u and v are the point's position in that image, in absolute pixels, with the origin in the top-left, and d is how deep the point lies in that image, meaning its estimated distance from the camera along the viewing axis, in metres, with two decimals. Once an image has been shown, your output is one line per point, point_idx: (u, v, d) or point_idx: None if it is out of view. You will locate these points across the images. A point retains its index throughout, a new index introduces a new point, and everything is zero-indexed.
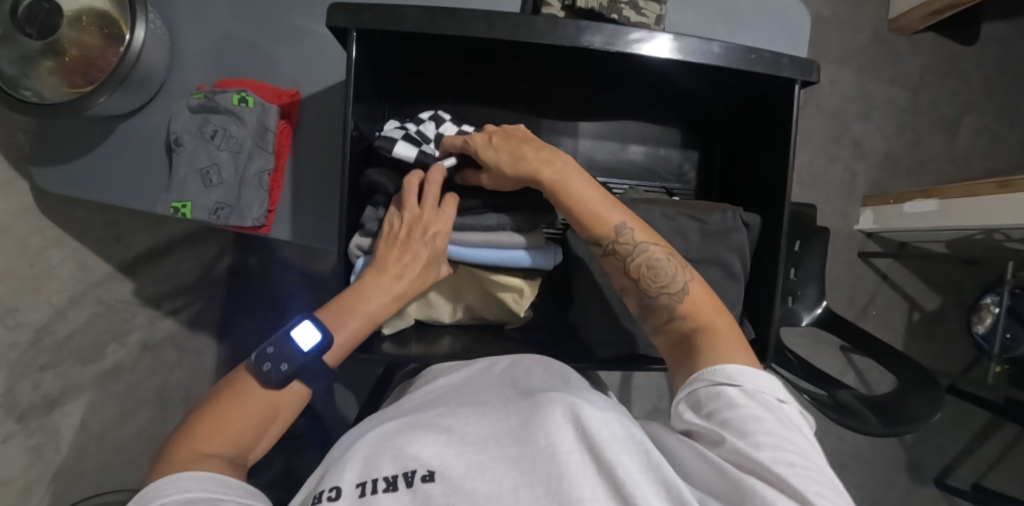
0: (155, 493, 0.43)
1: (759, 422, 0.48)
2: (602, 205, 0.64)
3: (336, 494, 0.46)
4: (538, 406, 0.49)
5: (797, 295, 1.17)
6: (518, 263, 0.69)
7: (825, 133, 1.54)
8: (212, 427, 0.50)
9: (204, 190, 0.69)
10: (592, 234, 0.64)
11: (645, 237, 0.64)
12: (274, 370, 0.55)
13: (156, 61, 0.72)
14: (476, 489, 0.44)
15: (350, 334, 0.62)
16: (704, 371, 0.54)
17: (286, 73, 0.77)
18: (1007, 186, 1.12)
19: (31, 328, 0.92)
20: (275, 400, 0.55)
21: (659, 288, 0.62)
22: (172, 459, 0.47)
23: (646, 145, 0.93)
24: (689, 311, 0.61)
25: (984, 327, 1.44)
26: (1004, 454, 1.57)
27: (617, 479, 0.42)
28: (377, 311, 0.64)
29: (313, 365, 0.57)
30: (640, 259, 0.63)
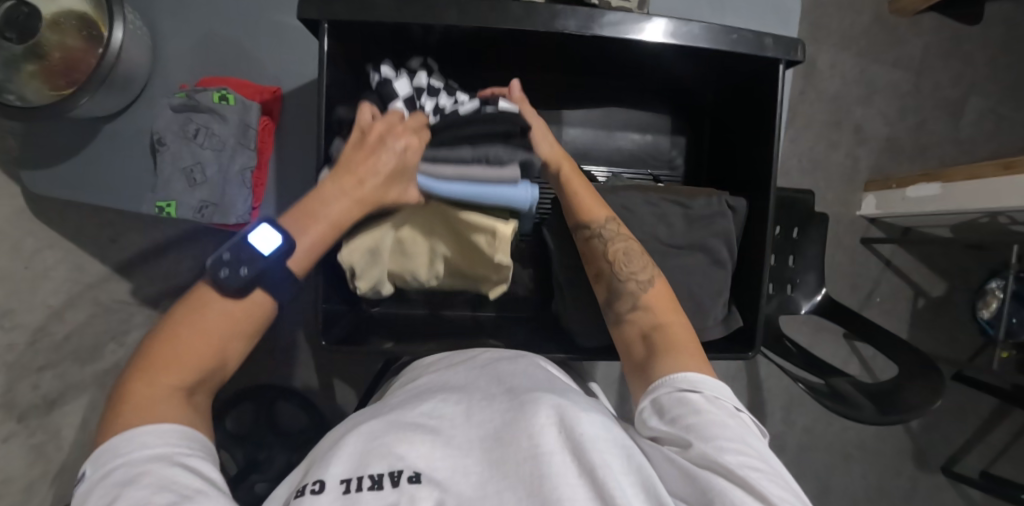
0: (112, 452, 0.43)
1: (722, 428, 0.48)
2: (596, 199, 0.68)
3: (320, 488, 0.43)
4: (523, 406, 0.49)
5: (795, 282, 1.15)
6: (492, 197, 0.66)
7: (825, 118, 1.51)
8: (172, 357, 0.49)
9: (189, 189, 0.71)
10: (583, 218, 0.67)
11: (625, 232, 0.67)
12: (233, 276, 0.52)
13: (137, 61, 0.72)
14: (462, 491, 0.43)
15: (314, 240, 0.59)
16: (667, 378, 0.53)
17: (268, 72, 0.76)
18: (1010, 167, 1.10)
19: (27, 329, 1.01)
20: (237, 321, 0.53)
21: (629, 275, 0.64)
22: (133, 399, 0.46)
23: (634, 131, 0.93)
24: (649, 304, 0.62)
25: (989, 312, 1.42)
26: (1014, 441, 1.55)
27: (597, 477, 0.42)
28: (342, 216, 0.61)
29: (277, 269, 0.55)
30: (616, 248, 0.65)
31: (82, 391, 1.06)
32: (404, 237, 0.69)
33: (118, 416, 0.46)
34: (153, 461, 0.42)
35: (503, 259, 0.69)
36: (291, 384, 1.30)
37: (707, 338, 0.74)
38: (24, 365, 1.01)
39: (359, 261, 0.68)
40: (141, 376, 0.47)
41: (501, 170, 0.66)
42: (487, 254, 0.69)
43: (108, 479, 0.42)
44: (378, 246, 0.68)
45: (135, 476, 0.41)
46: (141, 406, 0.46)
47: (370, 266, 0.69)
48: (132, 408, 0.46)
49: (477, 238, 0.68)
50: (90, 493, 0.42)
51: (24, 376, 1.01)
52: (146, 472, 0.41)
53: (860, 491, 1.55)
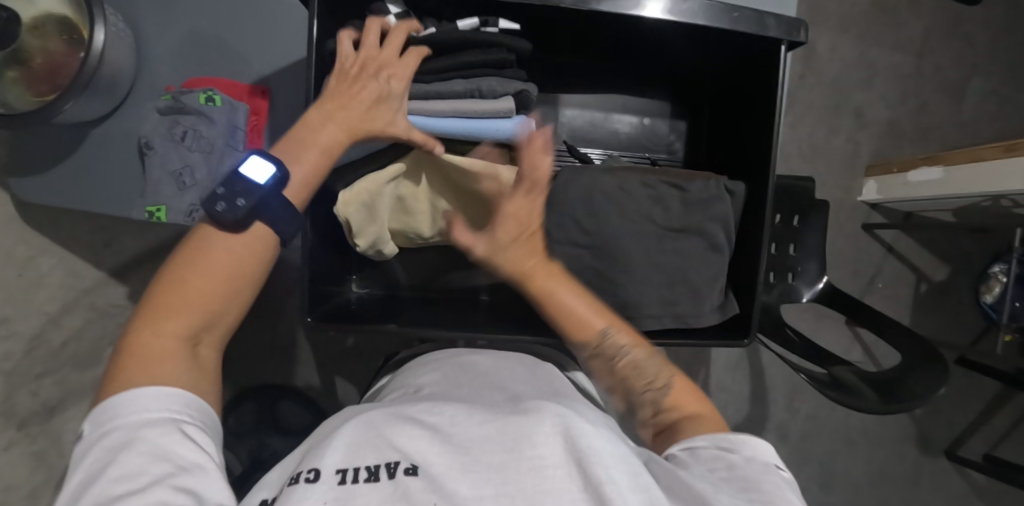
0: (109, 413, 0.41)
1: (758, 482, 0.47)
2: (586, 314, 0.63)
3: (315, 476, 0.42)
4: (525, 414, 0.47)
5: (796, 271, 1.14)
6: (486, 131, 0.65)
7: (825, 103, 1.50)
8: (172, 301, 0.46)
9: (178, 192, 0.70)
10: (577, 340, 0.63)
11: (628, 339, 0.63)
12: (230, 210, 0.49)
13: (121, 63, 0.71)
14: (458, 491, 0.41)
15: (307, 169, 0.55)
16: (706, 436, 0.54)
17: (254, 69, 0.75)
18: (1011, 150, 1.09)
19: (24, 337, 1.02)
20: (246, 257, 0.50)
21: (646, 386, 0.61)
22: (132, 348, 0.44)
23: (632, 116, 0.92)
24: (673, 403, 0.59)
25: (992, 296, 1.41)
26: (1018, 424, 1.54)
27: (601, 493, 0.40)
28: (333, 143, 0.57)
29: (273, 200, 0.51)
30: (624, 361, 0.62)
31: (82, 397, 1.05)
32: (402, 192, 0.70)
33: (118, 364, 0.44)
34: (149, 427, 0.41)
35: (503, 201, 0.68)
36: (293, 384, 1.29)
37: (703, 326, 0.74)
38: (22, 372, 1.02)
39: (356, 217, 0.69)
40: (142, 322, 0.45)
41: (494, 102, 0.64)
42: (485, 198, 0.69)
43: (103, 442, 0.40)
44: (374, 202, 0.67)
45: (129, 441, 0.40)
46: (142, 355, 0.44)
47: (367, 224, 0.70)
48: (134, 358, 0.44)
49: (473, 182, 0.68)
50: (86, 454, 0.41)
51: (24, 384, 1.02)
52: (141, 439, 0.40)
53: (864, 478, 1.55)
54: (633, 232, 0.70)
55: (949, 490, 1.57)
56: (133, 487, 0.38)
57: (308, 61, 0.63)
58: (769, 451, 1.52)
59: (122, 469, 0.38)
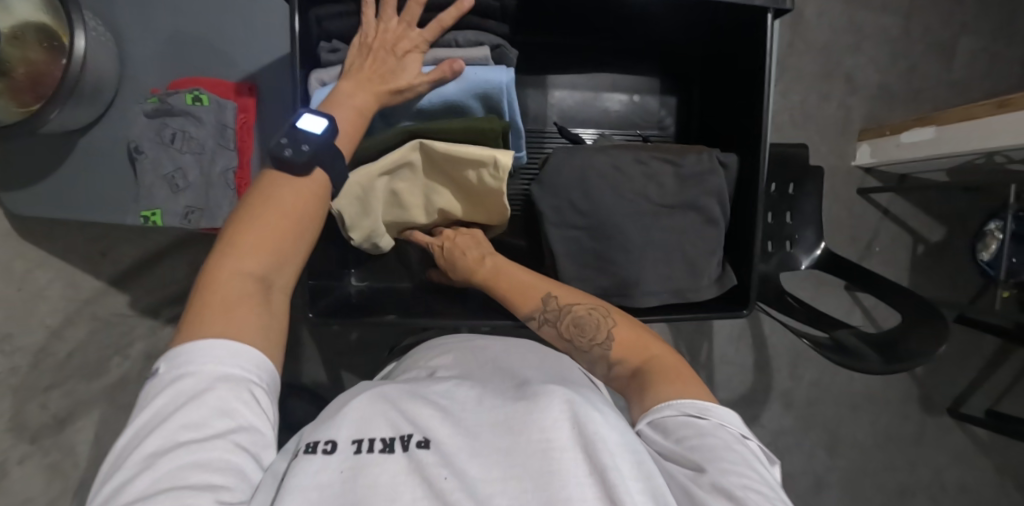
0: (184, 357, 0.43)
1: (726, 451, 0.47)
2: (527, 284, 0.70)
3: (331, 447, 0.42)
4: (531, 398, 0.46)
5: (794, 239, 1.15)
6: (468, 79, 0.65)
7: (816, 69, 1.49)
8: (242, 244, 0.48)
9: (172, 195, 0.69)
10: (523, 311, 0.69)
11: (570, 300, 0.67)
12: (296, 155, 0.53)
13: (105, 69, 0.70)
14: (468, 470, 0.41)
15: (345, 127, 0.59)
16: (673, 401, 0.52)
17: (241, 68, 0.73)
18: (1004, 105, 1.10)
19: (28, 352, 1.01)
20: (304, 208, 0.53)
21: (589, 342, 0.64)
22: (203, 299, 0.46)
23: (621, 94, 0.91)
24: (622, 356, 0.61)
25: (989, 253, 1.43)
26: (1019, 378, 1.57)
27: (606, 479, 0.39)
28: (363, 106, 0.60)
29: (327, 148, 0.55)
30: (567, 321, 0.66)
31: (91, 408, 1.05)
32: (397, 187, 0.70)
33: (200, 303, 0.46)
34: (220, 380, 0.42)
35: (503, 189, 0.69)
36: (300, 381, 1.31)
37: (702, 299, 0.74)
38: (31, 385, 1.01)
39: (349, 209, 0.69)
40: (224, 262, 0.47)
41: (473, 50, 0.67)
42: (485, 189, 0.69)
43: (175, 385, 0.42)
44: (368, 194, 0.68)
45: (205, 389, 0.41)
46: (223, 296, 0.46)
47: (362, 218, 0.70)
48: (215, 302, 0.46)
49: (473, 173, 0.68)
50: (157, 396, 0.42)
51: (32, 397, 1.01)
52: (210, 391, 0.41)
53: (869, 440, 1.58)
54: (627, 209, 0.70)
55: (952, 446, 1.60)
56: (200, 436, 0.40)
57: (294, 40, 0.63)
58: (775, 418, 1.54)
59: (191, 416, 0.40)
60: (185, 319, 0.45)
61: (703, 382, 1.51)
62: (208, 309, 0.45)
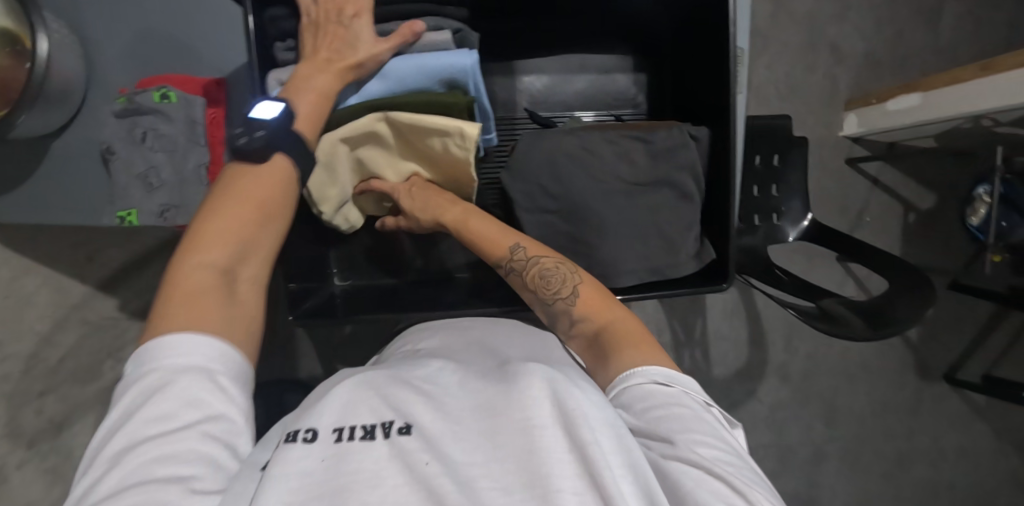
0: (148, 353, 0.43)
1: (695, 420, 0.48)
2: (494, 232, 0.69)
3: (312, 436, 0.41)
4: (514, 379, 0.46)
5: (781, 211, 1.15)
6: (430, 63, 0.66)
7: (799, 40, 1.48)
8: (200, 242, 0.49)
9: (147, 194, 0.69)
10: (491, 258, 0.69)
11: (537, 252, 0.67)
12: (251, 142, 0.55)
13: (71, 71, 0.70)
14: (452, 455, 0.40)
15: (309, 109, 0.61)
16: (640, 369, 0.53)
17: (208, 62, 0.73)
18: (989, 67, 1.09)
19: (20, 358, 1.02)
20: (274, 191, 0.55)
21: (554, 295, 0.64)
22: (167, 293, 0.47)
23: (591, 74, 0.90)
24: (586, 314, 0.62)
25: (977, 218, 1.42)
26: (1013, 341, 1.58)
27: (588, 456, 0.38)
28: (326, 88, 0.63)
29: (283, 131, 0.57)
30: (533, 272, 0.66)
31: (88, 411, 1.06)
32: (362, 156, 0.70)
33: (164, 300, 0.46)
34: (183, 373, 0.42)
35: (471, 159, 0.69)
36: (297, 376, 1.34)
37: (680, 276, 0.74)
38: (25, 391, 1.02)
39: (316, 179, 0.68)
40: (188, 251, 0.48)
41: (433, 36, 0.68)
42: (452, 157, 0.69)
43: (139, 383, 0.42)
44: (333, 163, 0.68)
45: (167, 383, 0.42)
46: (186, 287, 0.47)
47: (329, 186, 0.70)
48: (178, 295, 0.46)
49: (439, 142, 0.68)
50: (125, 393, 0.42)
51: (26, 403, 1.02)
52: (171, 384, 0.42)
53: (866, 409, 1.59)
54: (599, 189, 0.70)
55: (949, 412, 1.61)
56: (167, 428, 0.40)
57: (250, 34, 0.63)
58: (772, 391, 1.55)
59: (156, 409, 0.41)
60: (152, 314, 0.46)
61: (698, 359, 1.52)
62: (175, 297, 0.46)
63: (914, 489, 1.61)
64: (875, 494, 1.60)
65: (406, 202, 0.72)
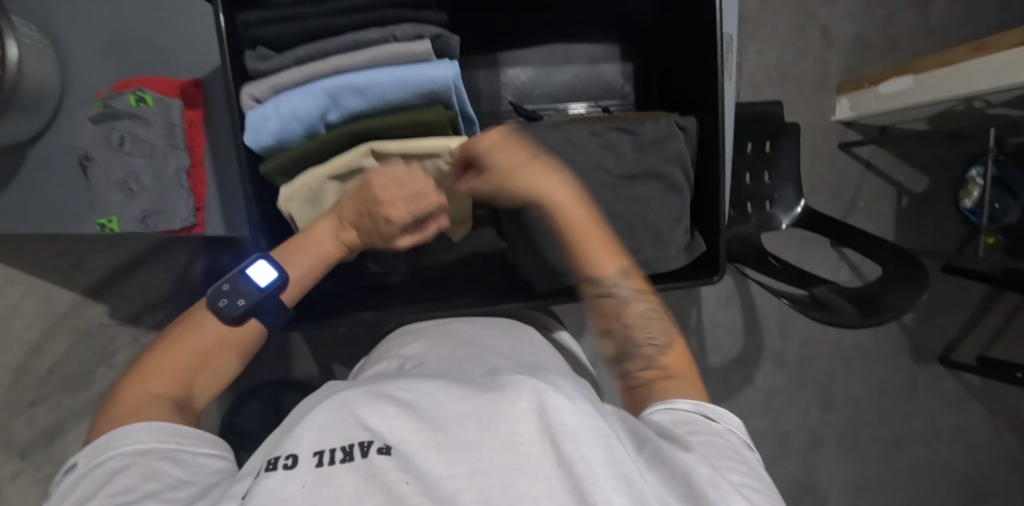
0: (106, 445, 0.47)
1: (730, 450, 0.49)
2: (605, 245, 0.61)
3: (292, 462, 0.40)
4: (500, 391, 0.46)
5: (773, 199, 1.14)
6: (410, 79, 0.61)
7: (790, 24, 1.46)
8: (165, 354, 0.55)
9: (127, 201, 0.67)
10: (593, 270, 0.59)
11: (641, 283, 0.60)
12: (229, 305, 0.58)
13: (44, 76, 0.68)
14: (432, 470, 0.40)
15: (303, 274, 0.64)
16: (690, 399, 0.55)
17: (181, 63, 0.71)
18: (981, 49, 1.08)
19: (9, 368, 1.03)
20: (238, 335, 0.59)
21: (648, 340, 0.58)
22: (123, 396, 0.52)
23: (577, 65, 0.89)
24: (667, 364, 0.59)
25: (971, 200, 1.42)
26: (1007, 322, 1.59)
27: (573, 472, 0.39)
28: (330, 254, 0.65)
29: (269, 300, 0.60)
30: (629, 310, 0.58)
31: (80, 419, 1.05)
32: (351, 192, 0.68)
33: (121, 396, 0.52)
34: (144, 454, 0.47)
35: (461, 178, 0.67)
36: (292, 377, 1.33)
37: (671, 269, 0.74)
38: (15, 402, 1.03)
39: (302, 212, 0.68)
40: (136, 383, 0.52)
41: (411, 45, 0.62)
42: (442, 180, 0.68)
43: (100, 466, 0.46)
44: (319, 197, 0.67)
45: (128, 462, 0.46)
46: (133, 406, 0.51)
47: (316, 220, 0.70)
48: (122, 410, 0.51)
49: (428, 164, 0.66)
50: (84, 476, 0.46)
51: (18, 413, 1.03)
52: (134, 462, 0.46)
53: (862, 394, 1.59)
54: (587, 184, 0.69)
55: (945, 394, 1.62)
56: (128, 494, 0.43)
57: (222, 49, 0.61)
58: (768, 378, 1.56)
59: (120, 482, 0.44)
60: (110, 406, 0.51)
61: (693, 348, 1.52)
62: (126, 414, 0.50)
63: (911, 471, 1.62)
64: (872, 476, 1.61)
65: (498, 168, 0.60)
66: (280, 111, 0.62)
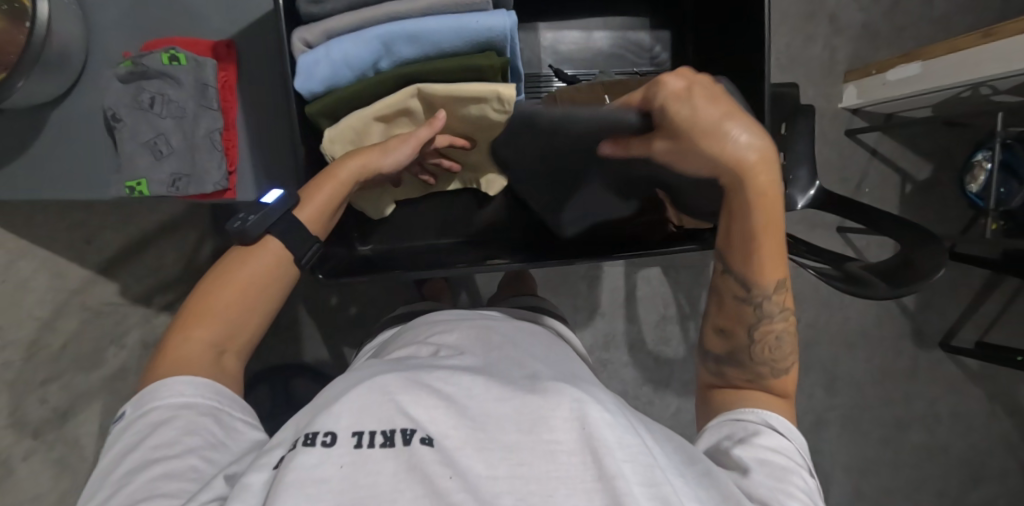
0: (152, 395, 0.50)
1: (788, 470, 0.50)
2: (775, 256, 0.58)
3: (331, 440, 0.38)
4: (542, 393, 0.43)
5: (789, 179, 1.15)
6: (467, 26, 0.60)
7: (798, 11, 1.48)
8: (202, 311, 0.55)
9: (155, 163, 0.66)
10: (751, 277, 0.59)
11: (786, 304, 0.61)
12: (244, 224, 0.58)
13: (71, 36, 0.66)
14: (472, 468, 0.38)
15: (324, 199, 0.63)
16: (759, 412, 0.57)
17: (213, 22, 0.70)
18: (989, 35, 1.10)
19: (19, 346, 0.99)
20: (269, 275, 0.57)
21: (770, 358, 0.61)
22: (169, 345, 0.53)
23: (612, 31, 0.94)
24: (778, 388, 0.61)
25: (978, 185, 1.44)
26: (1007, 306, 1.61)
27: (614, 487, 0.37)
28: (343, 174, 0.64)
29: (278, 214, 0.60)
30: (768, 326, 0.61)
31: (93, 399, 1.04)
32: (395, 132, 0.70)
33: (170, 343, 0.53)
34: (184, 410, 0.49)
35: (509, 122, 0.67)
36: (302, 360, 1.32)
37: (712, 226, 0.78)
38: (27, 379, 0.99)
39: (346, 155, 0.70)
40: (179, 333, 0.54)
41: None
42: (489, 123, 0.68)
43: (148, 417, 0.48)
44: (365, 139, 0.68)
45: (172, 417, 0.48)
46: (179, 358, 0.52)
47: None
48: (169, 361, 0.52)
49: (475, 109, 0.66)
50: (133, 425, 0.48)
51: (30, 391, 0.99)
52: (176, 418, 0.48)
53: (867, 377, 1.61)
54: None
55: (946, 378, 1.64)
56: (169, 452, 0.45)
57: None
58: None
59: (163, 437, 0.46)
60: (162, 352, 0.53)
61: None
62: (171, 365, 0.52)
63: (913, 454, 1.65)
64: (875, 459, 1.63)
65: (719, 144, 0.49)
66: (330, 55, 0.62)
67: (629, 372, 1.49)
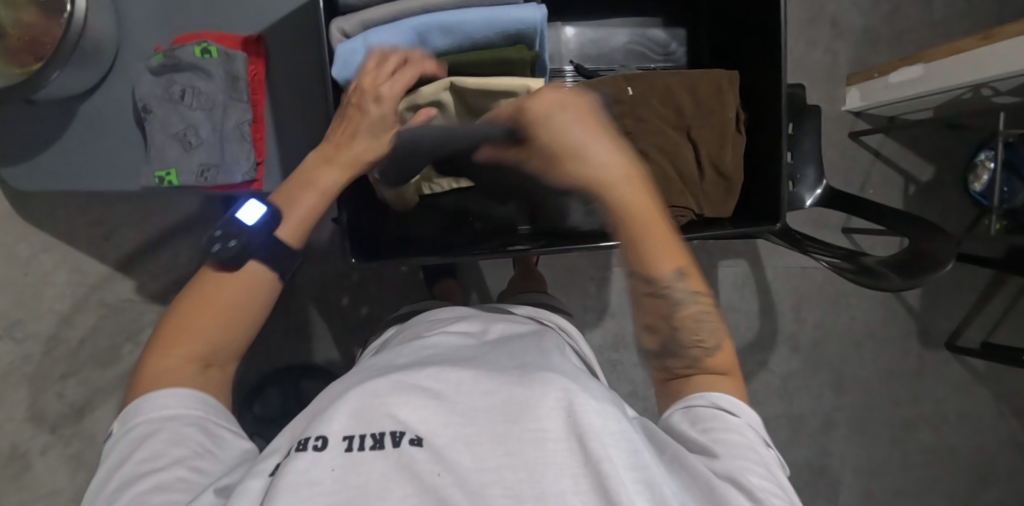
0: (134, 412, 0.47)
1: (748, 451, 0.46)
2: (661, 243, 0.53)
3: (322, 444, 0.38)
4: (530, 382, 0.43)
5: (796, 179, 1.16)
6: (500, 19, 0.65)
7: (801, 16, 1.50)
8: (179, 328, 0.49)
9: (185, 154, 0.69)
10: (637, 267, 0.54)
11: (694, 286, 0.55)
12: (223, 251, 0.51)
13: (104, 30, 0.68)
14: (462, 463, 0.38)
15: (305, 210, 0.56)
16: (705, 392, 0.52)
17: (243, 19, 0.74)
18: (988, 38, 1.13)
19: (40, 338, 1.02)
20: (249, 295, 0.51)
21: (694, 341, 0.54)
22: (147, 362, 0.49)
23: (630, 28, 0.97)
24: (713, 365, 0.54)
25: (981, 184, 1.45)
26: (1011, 306, 1.63)
27: (602, 474, 0.36)
28: (327, 183, 0.58)
29: (259, 241, 0.52)
30: (684, 311, 0.54)
31: (108, 395, 1.05)
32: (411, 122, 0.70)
33: (150, 354, 0.49)
34: (167, 421, 0.46)
35: None
36: (313, 361, 1.32)
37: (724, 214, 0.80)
38: (45, 374, 1.02)
39: None
40: (155, 350, 0.49)
41: None
42: None
43: (130, 433, 0.46)
44: None
45: (154, 430, 0.45)
46: (159, 373, 0.48)
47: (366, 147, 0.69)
48: (150, 378, 0.48)
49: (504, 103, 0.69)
50: (117, 442, 0.46)
51: (49, 386, 1.02)
52: (158, 431, 0.45)
53: (874, 377, 1.62)
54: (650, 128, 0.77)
55: (952, 378, 1.65)
56: (155, 466, 0.43)
57: None
58: (782, 363, 1.57)
59: (144, 452, 0.44)
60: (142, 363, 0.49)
61: None
62: (155, 380, 0.48)
63: (920, 455, 1.65)
64: (883, 460, 1.63)
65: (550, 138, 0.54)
66: (368, 44, 0.65)
67: (639, 373, 1.50)
